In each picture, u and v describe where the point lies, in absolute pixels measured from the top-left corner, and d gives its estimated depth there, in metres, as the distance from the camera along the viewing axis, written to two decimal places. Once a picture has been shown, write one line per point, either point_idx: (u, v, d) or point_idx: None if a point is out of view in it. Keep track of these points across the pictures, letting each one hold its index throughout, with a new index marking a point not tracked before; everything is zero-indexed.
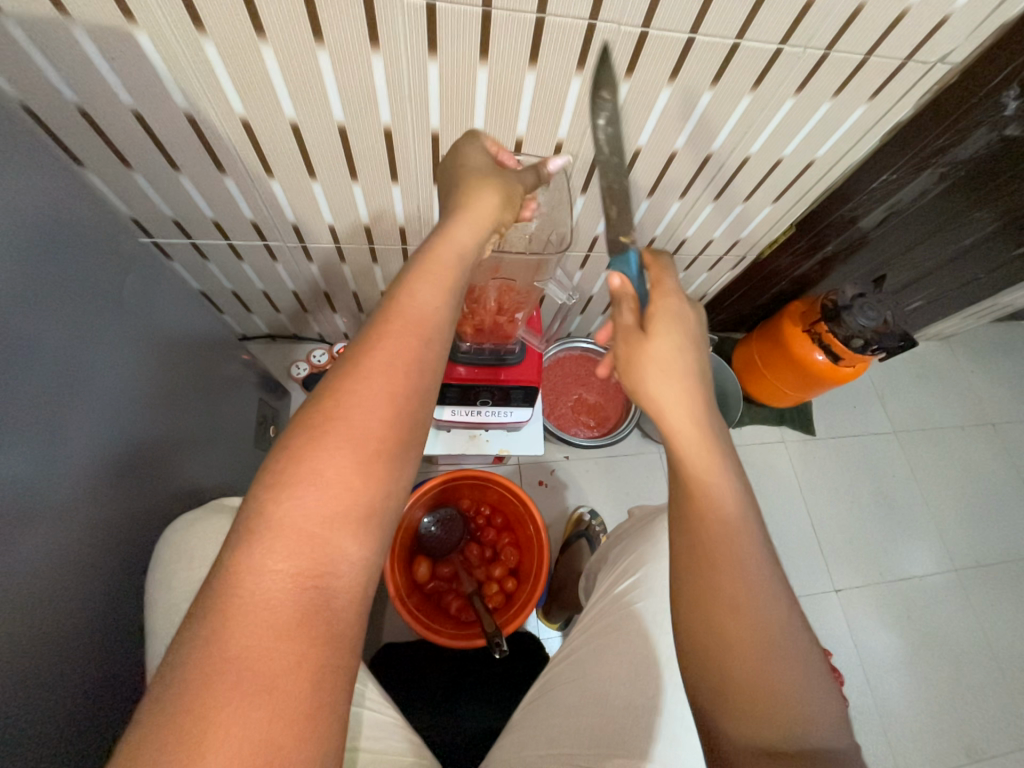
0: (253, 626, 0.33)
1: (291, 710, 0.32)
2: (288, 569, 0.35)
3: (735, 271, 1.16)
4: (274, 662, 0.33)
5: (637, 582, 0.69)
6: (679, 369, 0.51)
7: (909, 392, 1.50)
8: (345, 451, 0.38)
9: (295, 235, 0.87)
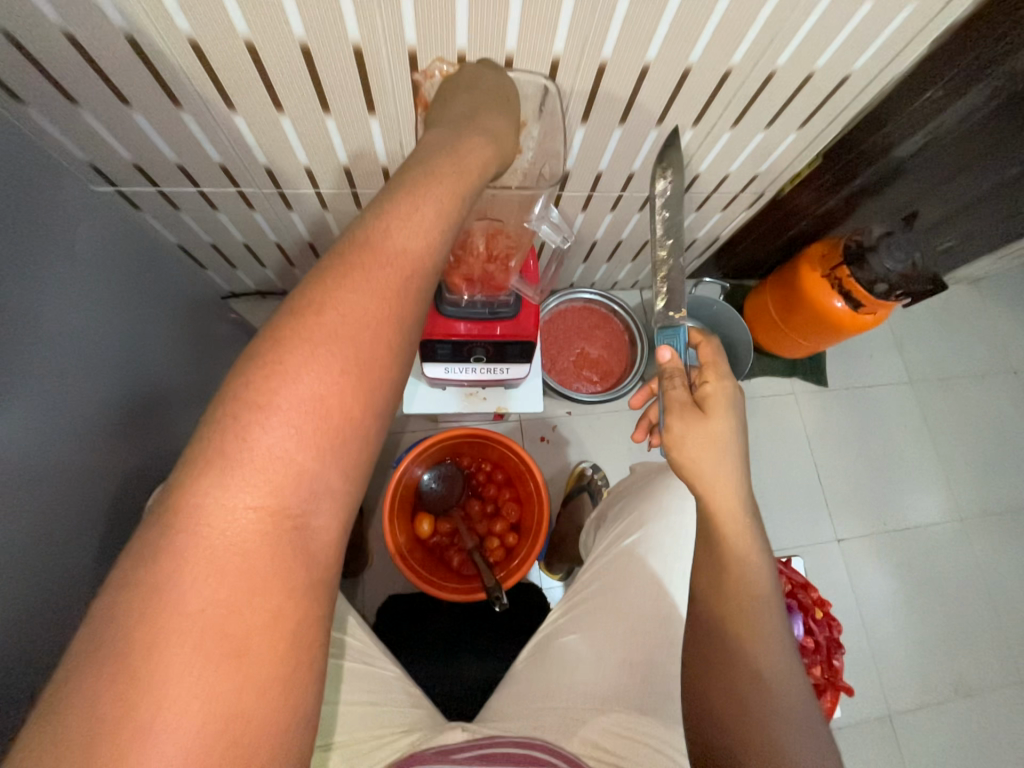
0: (224, 575, 0.31)
1: (261, 670, 0.31)
2: (266, 507, 0.32)
3: (751, 210, 1.06)
4: (245, 618, 0.31)
5: (636, 541, 0.69)
6: (725, 447, 0.56)
7: (931, 340, 1.43)
8: (312, 399, 0.33)
9: (269, 180, 0.80)
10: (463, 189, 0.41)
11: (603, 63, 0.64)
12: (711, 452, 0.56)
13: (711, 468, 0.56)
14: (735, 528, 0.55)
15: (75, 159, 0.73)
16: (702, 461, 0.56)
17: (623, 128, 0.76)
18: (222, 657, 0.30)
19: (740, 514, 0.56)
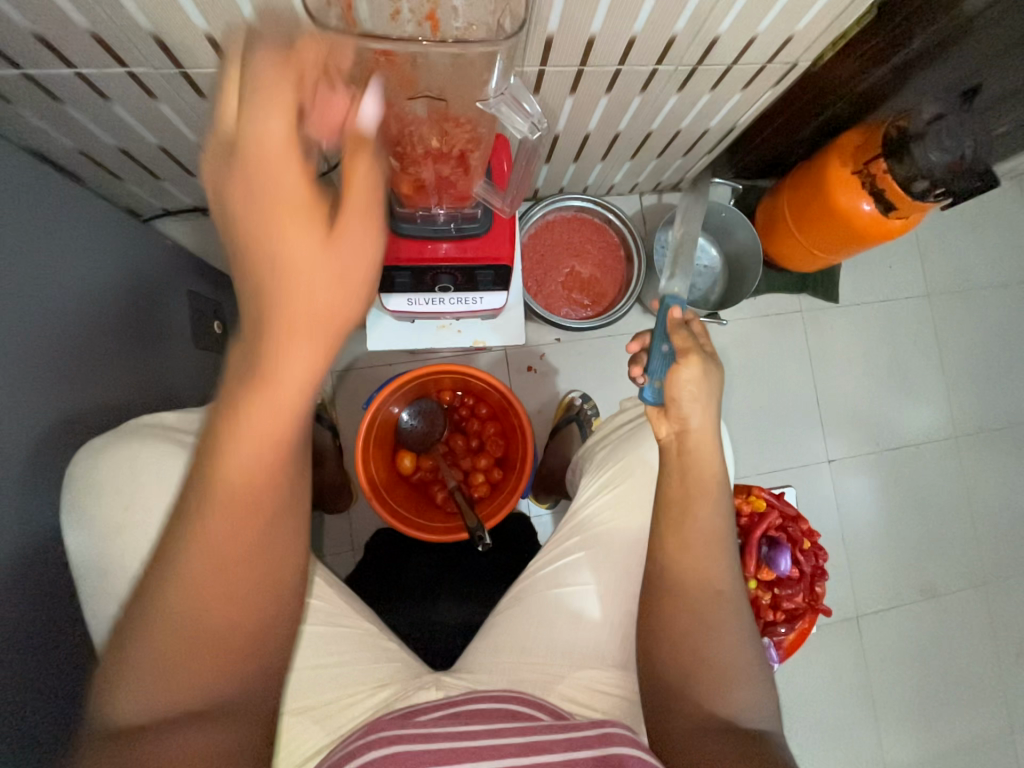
0: (213, 542, 0.42)
1: (256, 605, 0.45)
2: (238, 481, 0.42)
3: (778, 89, 0.87)
4: (234, 570, 0.43)
5: (617, 499, 0.65)
6: (709, 388, 0.59)
7: (957, 247, 1.29)
8: (246, 384, 0.39)
9: (165, 56, 0.62)
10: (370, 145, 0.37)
11: None
12: (696, 395, 0.58)
13: (693, 411, 0.59)
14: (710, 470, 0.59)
15: None
16: (685, 403, 0.59)
17: None
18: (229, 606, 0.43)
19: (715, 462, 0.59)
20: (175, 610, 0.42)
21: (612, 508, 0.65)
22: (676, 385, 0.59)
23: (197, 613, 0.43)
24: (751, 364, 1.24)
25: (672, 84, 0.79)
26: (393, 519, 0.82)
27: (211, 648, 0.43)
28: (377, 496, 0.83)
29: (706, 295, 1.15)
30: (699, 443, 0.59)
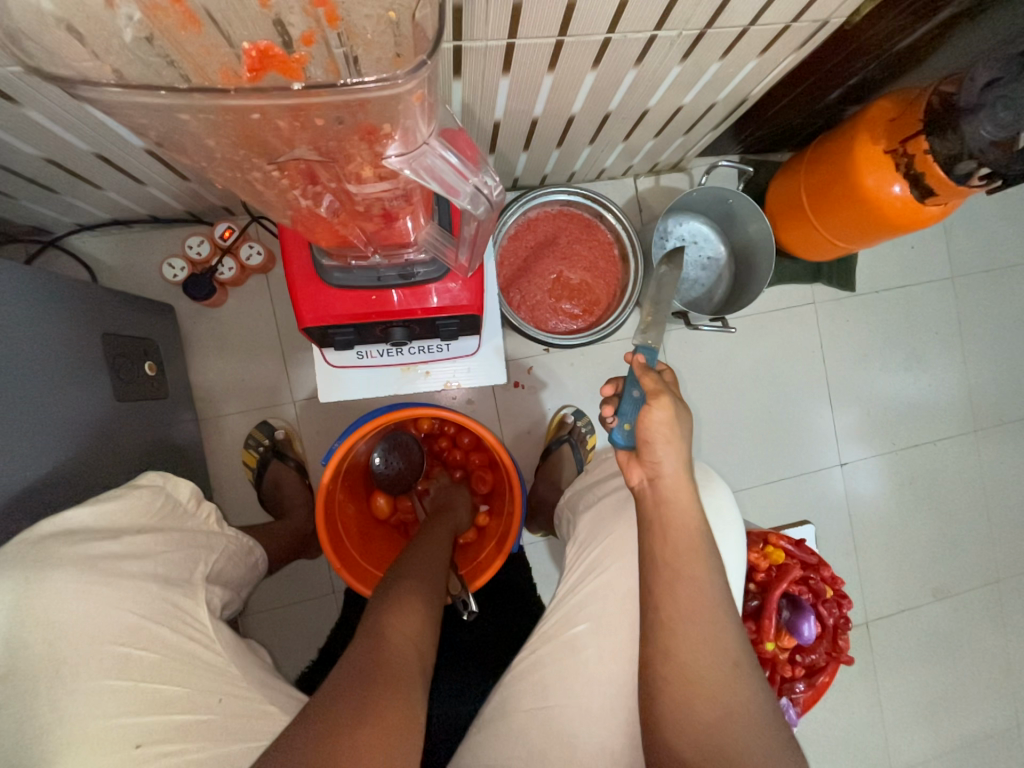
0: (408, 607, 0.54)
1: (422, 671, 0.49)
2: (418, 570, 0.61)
3: (800, 54, 0.72)
4: (416, 629, 0.52)
5: (604, 588, 0.57)
6: (684, 427, 0.49)
7: (985, 220, 1.17)
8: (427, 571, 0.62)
9: (7, 50, 0.47)
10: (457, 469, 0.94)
11: None
12: (668, 434, 0.48)
13: (667, 454, 0.48)
14: (695, 526, 0.48)
15: None
16: (658, 446, 0.48)
17: None
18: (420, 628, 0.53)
19: (700, 519, 0.48)
20: (391, 622, 0.51)
21: (597, 598, 0.57)
22: (648, 428, 0.48)
23: (389, 639, 0.50)
24: (759, 366, 1.13)
25: (675, 53, 0.64)
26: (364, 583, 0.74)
27: (399, 663, 0.48)
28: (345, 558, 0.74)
29: (709, 294, 1.03)
30: (677, 491, 0.48)
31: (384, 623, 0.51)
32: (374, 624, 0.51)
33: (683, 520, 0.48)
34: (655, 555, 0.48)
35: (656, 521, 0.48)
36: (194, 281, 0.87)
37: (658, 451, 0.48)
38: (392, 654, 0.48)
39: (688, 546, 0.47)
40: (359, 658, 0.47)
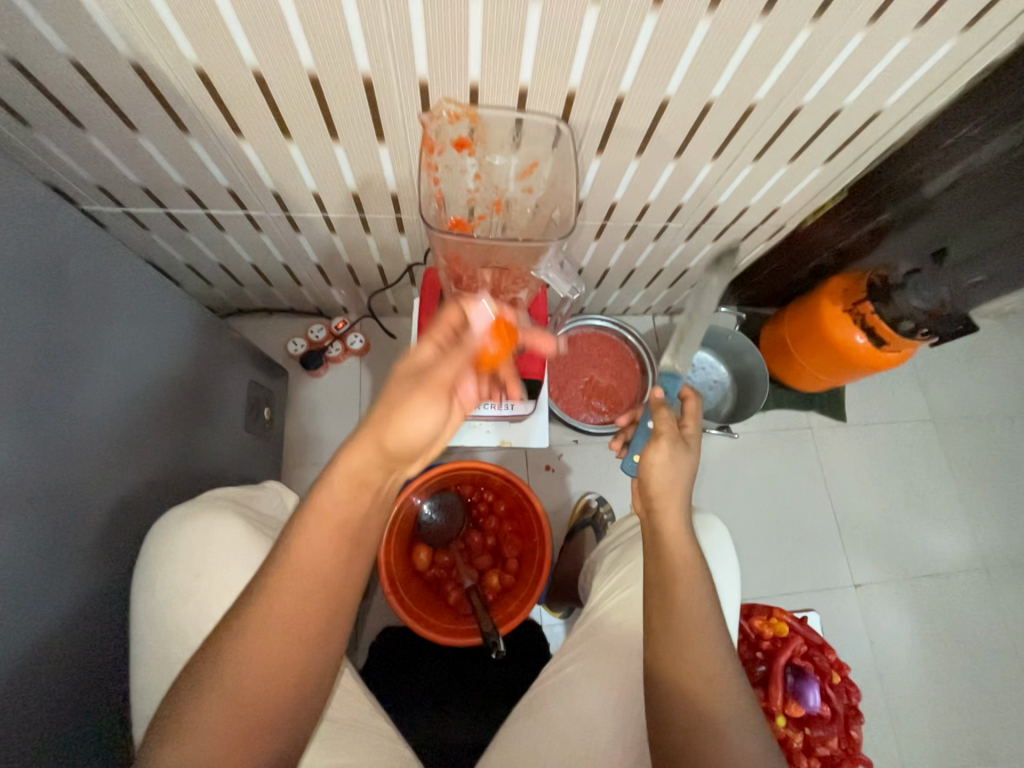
0: (216, 707, 0.42)
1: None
2: (246, 654, 0.43)
3: (770, 242, 1.03)
4: (227, 732, 0.42)
5: (630, 600, 0.65)
6: (686, 463, 0.60)
7: (956, 376, 1.37)
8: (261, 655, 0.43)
9: (276, 203, 0.78)
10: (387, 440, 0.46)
11: (621, 97, 0.61)
12: (680, 451, 0.59)
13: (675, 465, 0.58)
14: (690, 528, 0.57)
15: (81, 179, 0.72)
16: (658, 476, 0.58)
17: (638, 161, 0.73)
18: (270, 674, 0.43)
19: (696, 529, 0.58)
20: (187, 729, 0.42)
21: (625, 607, 0.64)
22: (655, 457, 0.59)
23: (229, 680, 0.43)
24: (765, 478, 1.26)
25: (680, 235, 0.95)
26: (406, 613, 0.82)
27: (239, 706, 0.42)
28: (393, 587, 0.83)
29: (716, 409, 1.22)
30: (680, 495, 0.57)
31: (214, 670, 0.43)
32: (211, 662, 0.43)
33: (676, 524, 0.56)
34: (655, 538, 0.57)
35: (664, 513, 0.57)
36: (310, 355, 1.13)
37: (669, 460, 0.59)
38: (235, 693, 0.43)
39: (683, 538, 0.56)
40: (196, 696, 0.42)
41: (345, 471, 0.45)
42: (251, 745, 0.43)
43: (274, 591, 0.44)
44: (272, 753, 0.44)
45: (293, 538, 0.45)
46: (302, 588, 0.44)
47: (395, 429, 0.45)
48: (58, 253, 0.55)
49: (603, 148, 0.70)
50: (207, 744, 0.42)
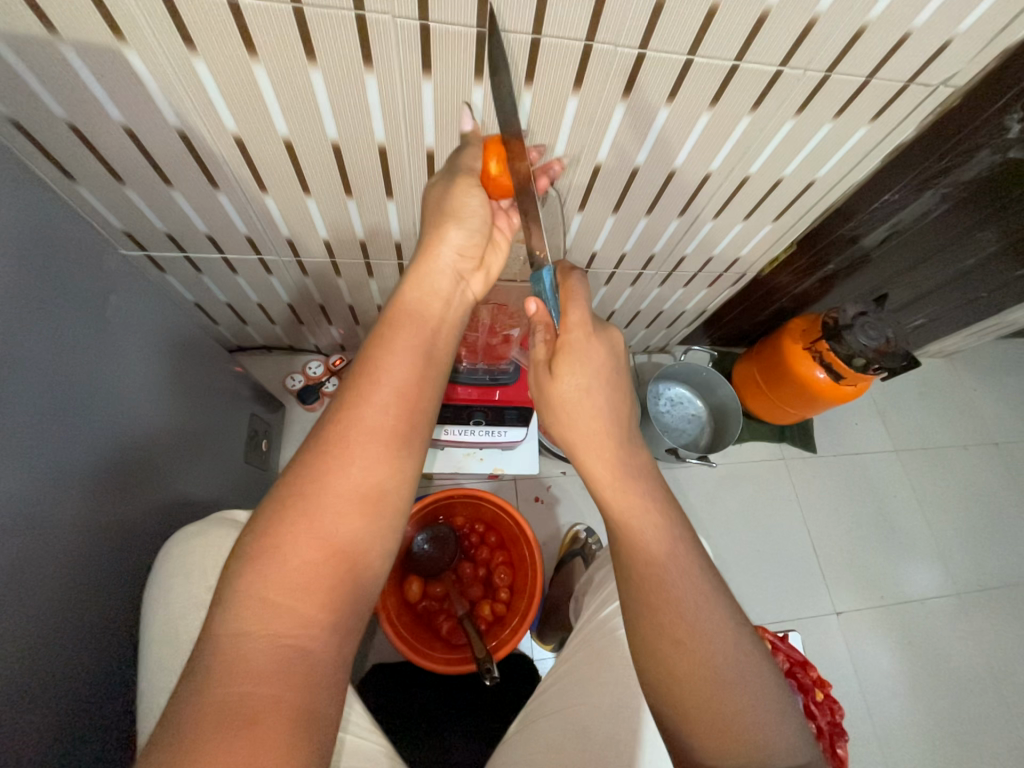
0: (260, 616, 0.37)
1: (285, 712, 0.35)
2: (299, 549, 0.40)
3: (734, 288, 1.14)
4: (265, 662, 0.36)
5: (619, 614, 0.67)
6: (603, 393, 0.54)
7: (911, 409, 1.48)
8: (308, 562, 0.40)
9: (289, 249, 0.86)
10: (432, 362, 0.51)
11: (598, 164, 0.72)
12: (586, 361, 0.54)
13: (578, 382, 0.53)
14: (615, 437, 0.54)
15: (111, 227, 0.78)
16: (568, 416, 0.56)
17: (614, 216, 0.83)
18: (327, 551, 0.41)
19: (625, 417, 0.55)
20: (229, 641, 0.36)
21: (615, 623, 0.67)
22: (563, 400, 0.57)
23: (279, 565, 0.39)
24: (744, 507, 1.32)
25: (654, 281, 1.05)
26: (401, 644, 0.82)
27: (291, 591, 0.39)
28: (388, 617, 0.83)
29: (695, 440, 1.29)
30: (593, 401, 0.54)
31: (266, 552, 0.39)
32: (264, 548, 0.39)
33: (586, 446, 0.54)
34: (583, 465, 0.55)
35: (571, 437, 0.55)
36: (308, 390, 1.17)
37: (572, 372, 0.53)
38: (285, 582, 0.39)
39: (610, 450, 0.54)
40: (246, 585, 0.38)
41: (392, 349, 0.50)
42: (304, 639, 0.38)
43: (334, 458, 0.44)
44: (323, 656, 0.38)
45: (350, 409, 0.46)
46: (361, 455, 0.44)
47: (421, 311, 0.53)
48: (94, 291, 0.60)
49: (584, 204, 0.80)
50: (261, 636, 0.37)
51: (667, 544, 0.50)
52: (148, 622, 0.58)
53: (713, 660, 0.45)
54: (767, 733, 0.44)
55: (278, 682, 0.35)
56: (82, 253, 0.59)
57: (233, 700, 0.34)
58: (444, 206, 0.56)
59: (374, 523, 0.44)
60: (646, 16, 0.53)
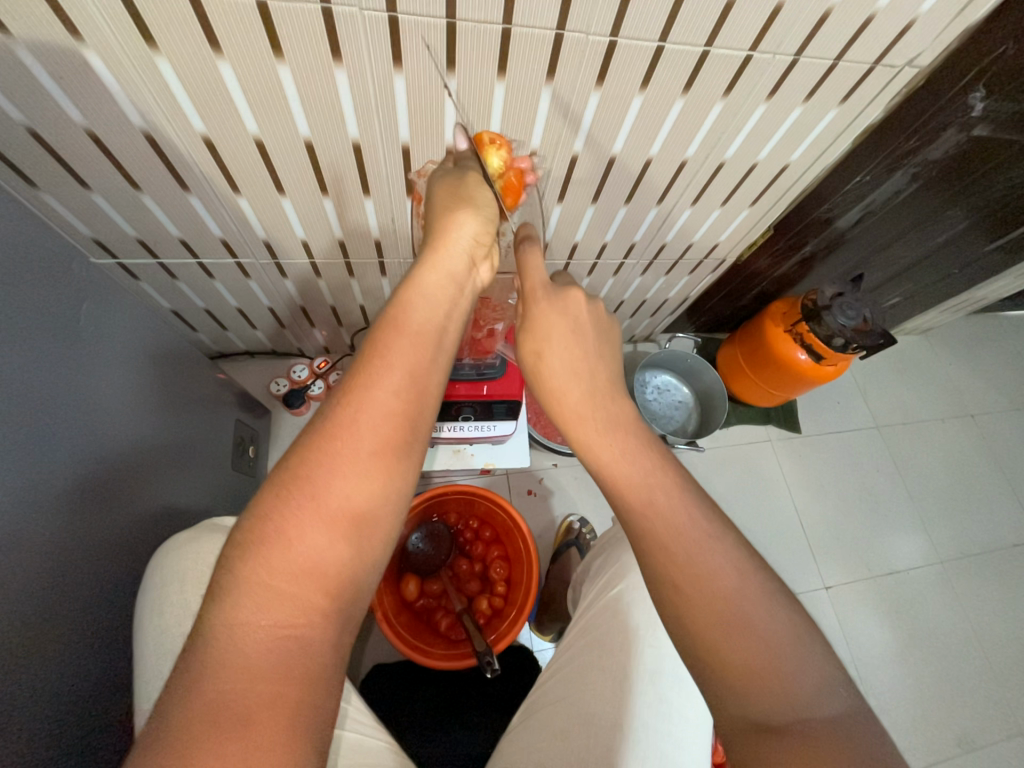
0: (256, 609, 0.37)
1: (280, 714, 0.35)
2: (305, 539, 0.39)
3: (715, 274, 1.15)
4: (261, 659, 0.36)
5: (615, 598, 0.68)
6: (570, 341, 0.55)
7: (891, 385, 1.52)
8: (314, 556, 0.39)
9: (267, 251, 0.84)
10: (440, 350, 0.49)
11: (575, 153, 0.72)
12: (548, 313, 0.55)
13: (548, 330, 0.55)
14: (591, 383, 0.54)
15: (80, 234, 0.76)
16: (541, 366, 0.56)
17: (594, 205, 0.83)
18: (331, 542, 0.40)
19: (609, 370, 0.56)
20: (225, 633, 0.36)
21: (613, 608, 0.67)
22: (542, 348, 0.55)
23: (285, 553, 0.38)
24: (734, 490, 1.34)
25: (637, 270, 1.06)
26: (400, 643, 0.83)
27: (292, 580, 0.38)
28: (386, 617, 0.83)
29: (683, 426, 1.30)
30: (556, 360, 0.55)
31: (270, 538, 0.39)
32: (266, 534, 0.39)
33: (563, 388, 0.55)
34: (563, 426, 0.56)
35: (547, 390, 0.55)
36: (294, 394, 1.16)
37: (532, 330, 0.56)
38: (287, 572, 0.38)
39: (590, 402, 0.54)
40: (247, 573, 0.38)
41: (398, 330, 0.47)
42: (303, 632, 0.37)
43: (342, 445, 0.42)
44: (327, 651, 0.38)
45: (359, 393, 0.44)
46: (373, 444, 0.43)
47: (433, 295, 0.50)
48: (64, 301, 0.58)
49: (564, 195, 0.80)
50: (260, 629, 0.36)
51: (645, 489, 0.50)
52: (140, 635, 0.57)
53: (716, 614, 0.44)
54: (800, 679, 0.43)
55: (272, 679, 0.35)
56: (53, 261, 0.58)
57: (228, 696, 0.34)
58: (461, 189, 0.53)
59: (380, 517, 0.42)
60: (615, 2, 0.52)
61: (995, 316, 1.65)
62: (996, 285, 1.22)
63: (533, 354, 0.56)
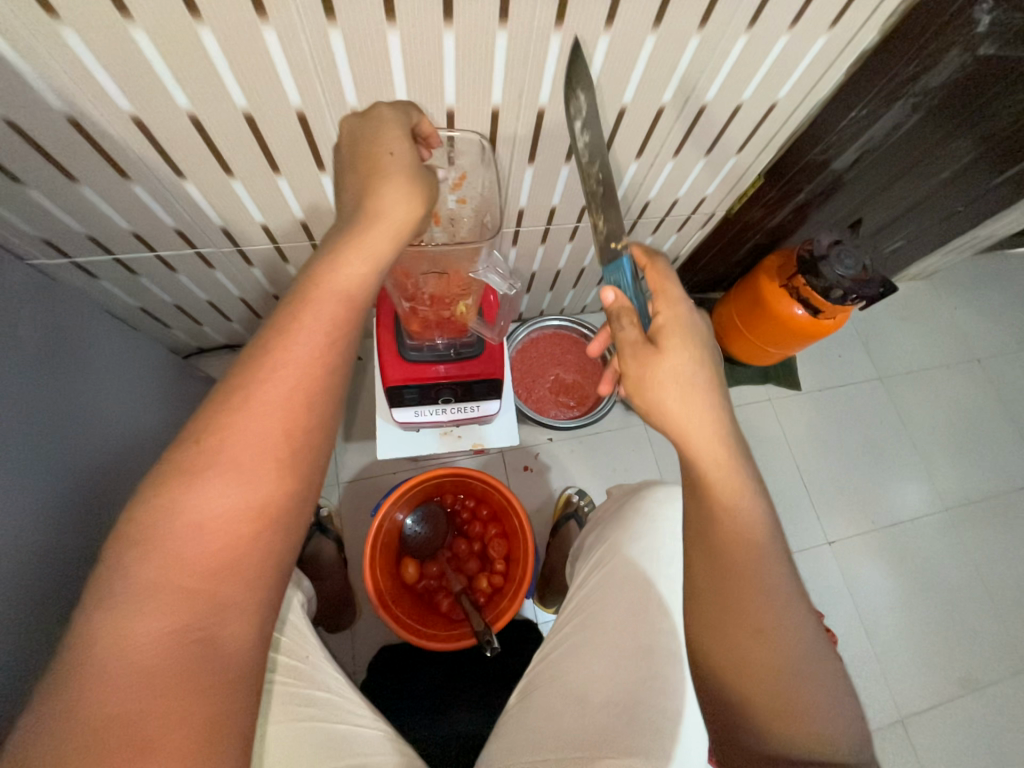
0: (155, 612, 0.35)
1: (187, 723, 0.33)
2: (207, 534, 0.37)
3: (704, 229, 1.09)
4: (167, 665, 0.34)
5: (607, 576, 0.68)
6: (708, 374, 0.51)
7: (892, 334, 1.47)
8: (216, 553, 0.37)
9: (227, 239, 0.80)
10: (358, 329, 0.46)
11: (541, 107, 0.66)
12: (682, 337, 0.50)
13: (688, 362, 0.50)
14: (726, 422, 0.50)
15: (26, 235, 0.72)
16: (678, 399, 0.50)
17: (567, 165, 0.78)
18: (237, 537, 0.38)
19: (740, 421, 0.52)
20: (115, 644, 0.33)
21: (603, 585, 0.68)
22: (680, 382, 0.50)
23: (189, 547, 0.36)
24: None
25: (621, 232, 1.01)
26: (400, 630, 0.83)
27: (196, 579, 0.36)
28: (382, 603, 0.83)
29: None
30: (697, 395, 0.49)
31: (169, 534, 0.36)
32: (161, 529, 0.36)
33: (692, 428, 0.50)
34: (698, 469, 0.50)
35: (679, 420, 0.50)
36: None
37: (672, 359, 0.50)
38: (193, 566, 0.36)
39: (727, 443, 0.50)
40: (144, 573, 0.35)
41: (317, 302, 0.43)
42: (209, 633, 0.36)
43: (246, 432, 0.39)
44: None
45: (262, 370, 0.40)
46: (284, 426, 0.40)
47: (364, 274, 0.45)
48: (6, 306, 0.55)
49: (534, 155, 0.74)
50: (162, 632, 0.34)
51: (769, 533, 0.48)
52: None
53: (759, 676, 0.46)
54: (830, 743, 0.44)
55: (175, 688, 0.33)
56: None
57: (120, 710, 0.32)
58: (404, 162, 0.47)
59: (293, 506, 0.41)
60: None
61: (1002, 254, 1.58)
62: (1004, 221, 1.16)
63: (668, 382, 0.49)
